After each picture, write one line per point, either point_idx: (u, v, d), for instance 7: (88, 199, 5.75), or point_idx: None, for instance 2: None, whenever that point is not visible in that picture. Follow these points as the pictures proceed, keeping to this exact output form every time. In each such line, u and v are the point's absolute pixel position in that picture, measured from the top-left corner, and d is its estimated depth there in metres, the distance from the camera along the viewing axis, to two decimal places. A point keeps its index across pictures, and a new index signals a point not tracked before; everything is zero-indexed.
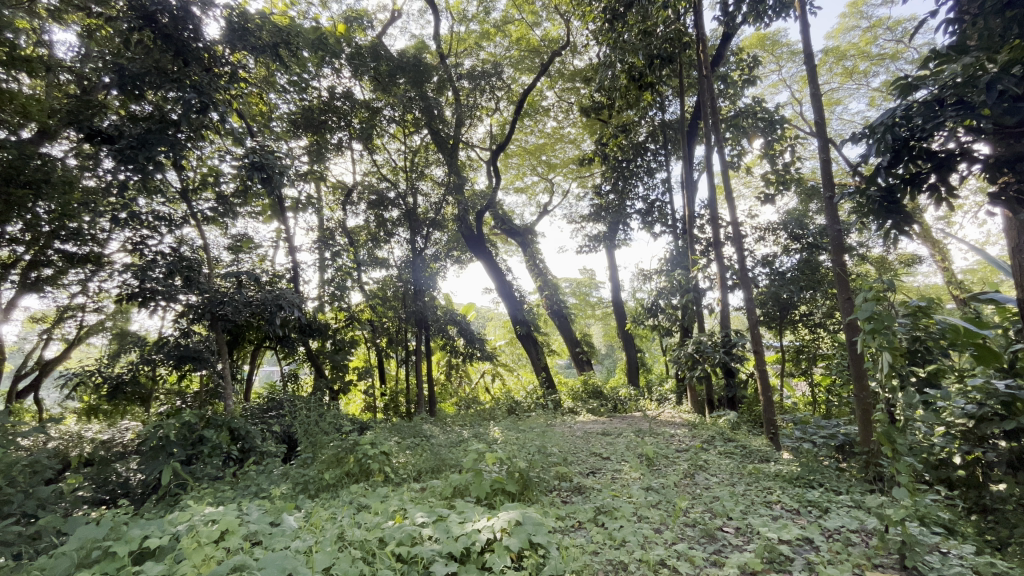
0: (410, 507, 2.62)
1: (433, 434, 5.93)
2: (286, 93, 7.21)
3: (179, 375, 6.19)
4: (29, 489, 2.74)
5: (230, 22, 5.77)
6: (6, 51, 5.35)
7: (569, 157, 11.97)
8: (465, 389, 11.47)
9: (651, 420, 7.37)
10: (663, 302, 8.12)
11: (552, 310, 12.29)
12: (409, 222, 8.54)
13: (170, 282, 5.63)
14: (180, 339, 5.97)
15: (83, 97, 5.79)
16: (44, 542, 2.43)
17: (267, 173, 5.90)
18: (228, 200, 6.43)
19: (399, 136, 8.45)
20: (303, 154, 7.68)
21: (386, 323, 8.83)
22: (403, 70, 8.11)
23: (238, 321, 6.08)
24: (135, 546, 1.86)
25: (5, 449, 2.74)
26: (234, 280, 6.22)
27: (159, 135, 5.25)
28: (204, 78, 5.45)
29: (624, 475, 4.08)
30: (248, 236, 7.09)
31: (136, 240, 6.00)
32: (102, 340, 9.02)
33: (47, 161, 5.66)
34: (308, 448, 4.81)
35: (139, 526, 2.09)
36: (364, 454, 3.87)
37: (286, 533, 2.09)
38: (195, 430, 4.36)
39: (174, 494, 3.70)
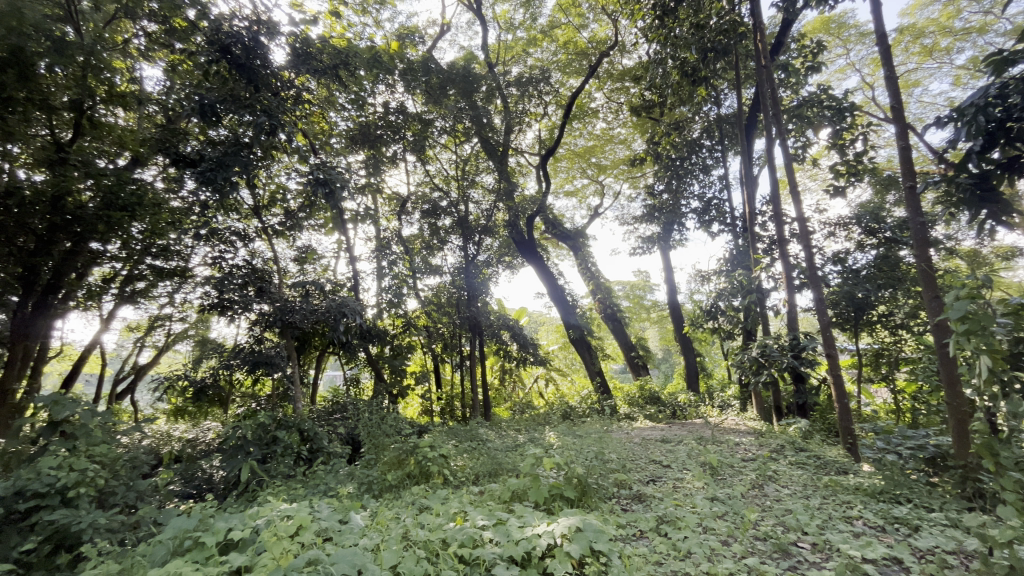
0: (470, 510, 2.65)
1: (490, 437, 6.01)
2: (345, 110, 7.58)
3: (253, 379, 6.62)
4: (130, 482, 3.02)
5: (295, 49, 6.19)
6: (106, 89, 6.10)
7: (619, 158, 11.79)
8: (519, 394, 11.50)
9: (713, 428, 7.06)
10: (724, 304, 7.76)
11: (606, 314, 12.10)
12: (461, 229, 8.73)
13: (245, 292, 6.07)
14: (255, 345, 6.39)
15: (169, 126, 6.39)
16: (143, 530, 2.67)
17: (330, 187, 6.22)
18: (295, 214, 6.85)
19: (450, 146, 8.69)
20: (360, 168, 8.04)
21: (441, 329, 9.05)
22: (453, 81, 8.34)
23: (305, 327, 6.45)
24: (221, 537, 2.00)
25: (111, 445, 3.05)
26: (301, 290, 6.61)
27: (235, 156, 5.70)
28: (273, 102, 5.86)
29: (687, 484, 3.93)
30: (313, 248, 7.50)
31: (215, 254, 6.52)
32: (186, 347, 9.84)
33: (140, 186, 6.32)
34: (371, 449, 5.00)
35: (224, 519, 2.25)
36: (424, 456, 3.99)
37: (353, 532, 2.17)
38: (270, 431, 4.66)
39: (252, 490, 3.97)
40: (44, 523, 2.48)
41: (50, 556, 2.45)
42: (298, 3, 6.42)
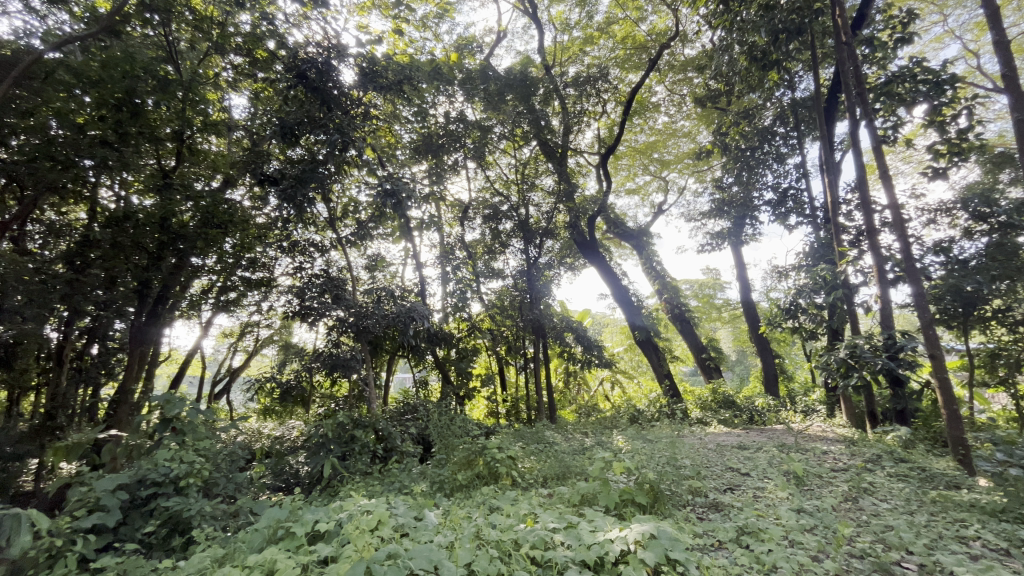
0: (540, 512, 2.65)
1: (556, 440, 5.98)
2: (409, 123, 7.89)
3: (331, 380, 7.05)
4: (230, 475, 3.32)
5: (362, 69, 6.53)
6: (201, 119, 6.77)
7: (684, 152, 11.35)
8: (585, 396, 11.37)
9: (797, 435, 6.57)
10: (805, 301, 7.22)
11: (674, 314, 11.66)
12: (522, 232, 8.80)
13: (323, 300, 6.49)
14: (332, 349, 6.79)
15: (254, 149, 6.99)
16: (242, 519, 2.92)
17: (397, 198, 6.51)
18: (366, 224, 7.22)
19: (510, 151, 8.83)
20: (424, 177, 8.34)
21: (505, 331, 9.13)
22: (511, 87, 8.41)
23: (378, 332, 6.79)
24: (309, 529, 2.15)
25: (213, 440, 3.36)
26: (373, 296, 6.97)
27: (313, 172, 6.19)
28: (345, 120, 6.25)
29: (769, 494, 3.69)
30: (382, 256, 7.87)
31: (296, 265, 7.03)
32: (273, 351, 10.68)
33: (231, 205, 7.06)
34: (441, 449, 5.15)
35: (311, 511, 2.41)
36: (493, 457, 4.05)
37: (427, 529, 2.24)
38: (348, 430, 4.94)
39: (334, 485, 4.22)
40: (161, 509, 2.77)
41: (167, 538, 2.74)
42: (364, 25, 6.79)
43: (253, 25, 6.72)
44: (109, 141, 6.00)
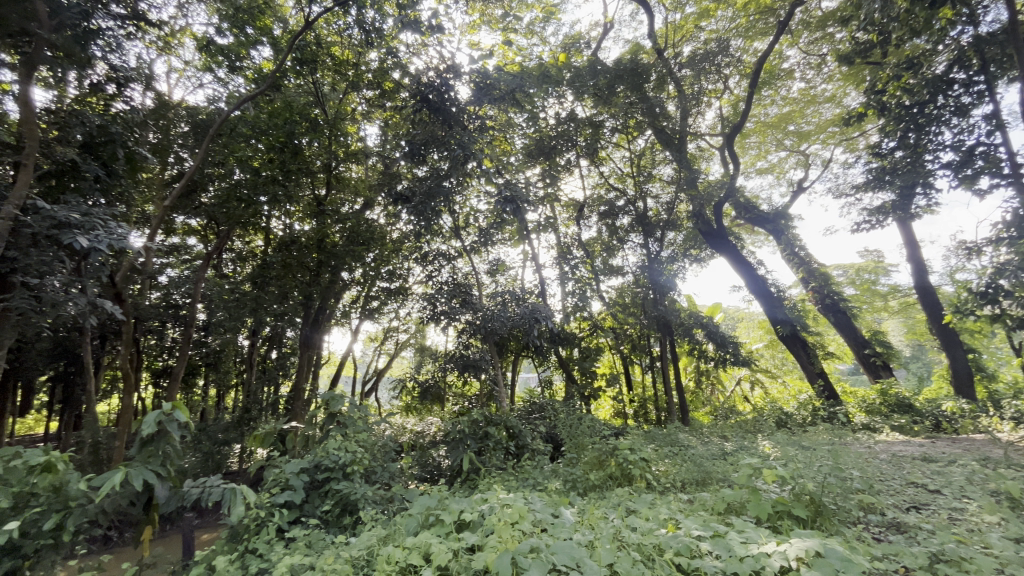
0: (682, 517, 2.51)
1: (692, 443, 5.62)
2: (523, 128, 8.09)
3: (463, 380, 7.51)
4: (384, 465, 3.71)
5: (477, 83, 6.87)
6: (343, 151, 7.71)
7: (828, 120, 9.96)
8: (720, 397, 10.54)
9: (1006, 447, 5.33)
10: (1008, 282, 5.84)
11: (824, 305, 10.26)
12: (642, 226, 8.50)
13: (453, 305, 6.99)
14: (463, 350, 7.24)
15: (390, 174, 7.85)
16: (398, 505, 3.25)
17: (517, 204, 6.77)
18: (487, 230, 7.57)
19: (623, 144, 8.75)
20: (538, 180, 8.49)
21: (628, 330, 8.90)
22: (622, 77, 8.10)
23: (504, 333, 7.10)
24: (455, 518, 2.30)
25: (369, 432, 3.78)
26: (499, 299, 7.31)
27: (440, 187, 6.72)
28: (464, 135, 6.63)
29: (973, 517, 3.04)
30: (502, 260, 8.15)
31: (428, 273, 7.66)
32: (411, 354, 11.74)
33: (371, 225, 7.94)
34: (572, 449, 5.17)
35: (456, 501, 2.56)
36: (625, 459, 3.98)
37: (566, 526, 2.26)
38: (482, 426, 5.20)
39: (473, 478, 4.50)
40: (333, 491, 3.19)
41: (339, 516, 3.13)
42: (475, 42, 7.15)
43: (380, 61, 7.51)
44: (277, 179, 7.07)
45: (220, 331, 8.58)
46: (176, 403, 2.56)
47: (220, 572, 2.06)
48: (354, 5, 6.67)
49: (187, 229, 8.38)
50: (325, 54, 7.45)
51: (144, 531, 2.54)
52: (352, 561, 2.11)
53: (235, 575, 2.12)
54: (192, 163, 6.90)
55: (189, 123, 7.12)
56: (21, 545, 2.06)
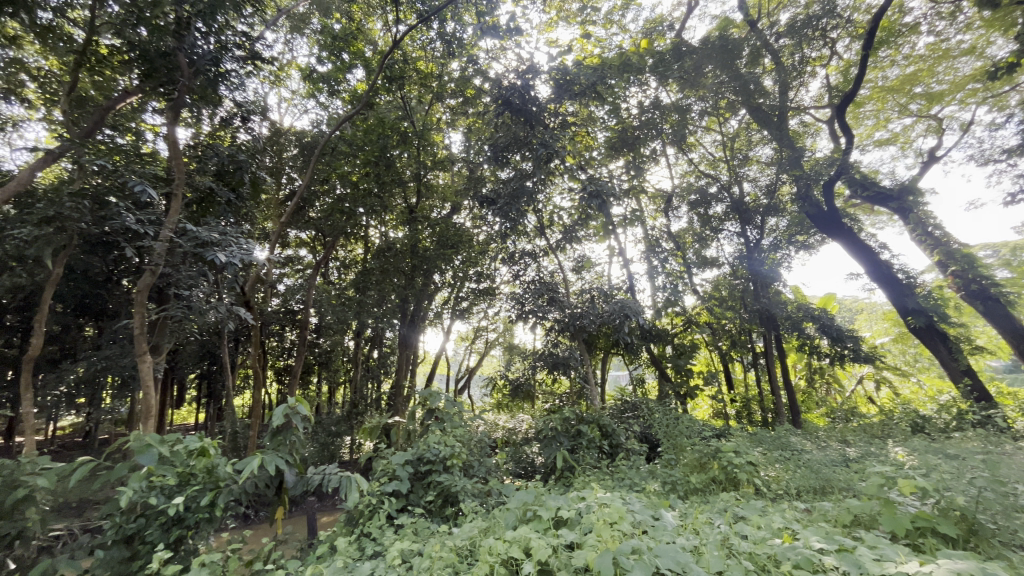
0: (801, 528, 2.29)
1: (806, 448, 5.14)
2: (604, 121, 7.91)
3: (553, 378, 7.53)
4: (480, 459, 3.84)
5: (556, 81, 6.86)
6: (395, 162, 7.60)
7: (966, 76, 8.48)
8: (838, 399, 9.46)
9: None
10: None
11: (969, 292, 8.83)
12: (738, 213, 7.95)
13: (540, 303, 7.02)
14: (552, 348, 7.28)
15: (474, 178, 8.11)
16: (495, 499, 3.34)
17: (602, 198, 6.64)
18: (571, 228, 7.51)
19: (713, 127, 8.23)
20: (623, 172, 8.31)
21: (727, 325, 8.37)
22: (710, 55, 7.57)
23: (593, 330, 7.01)
24: (553, 514, 2.30)
25: (466, 428, 3.94)
26: (587, 296, 7.26)
27: (523, 187, 6.80)
28: (546, 134, 6.68)
29: None
30: (588, 257, 8.04)
31: (516, 272, 7.81)
32: (500, 352, 12.04)
33: (459, 228, 8.25)
34: (670, 450, 4.97)
35: (553, 499, 2.57)
36: (730, 462, 3.75)
37: (669, 529, 2.17)
38: (575, 424, 5.17)
39: (567, 476, 4.50)
40: (436, 483, 3.35)
41: (442, 507, 3.29)
42: (553, 39, 7.14)
43: (462, 70, 7.80)
44: (373, 191, 7.65)
45: (330, 333, 9.44)
46: (299, 398, 2.87)
47: (341, 551, 2.26)
48: (436, 19, 6.95)
49: (299, 242, 9.32)
50: (411, 70, 7.85)
51: (279, 510, 2.85)
52: (457, 550, 2.21)
53: (353, 555, 2.31)
54: (300, 182, 7.65)
55: (297, 146, 7.91)
56: (185, 517, 2.39)
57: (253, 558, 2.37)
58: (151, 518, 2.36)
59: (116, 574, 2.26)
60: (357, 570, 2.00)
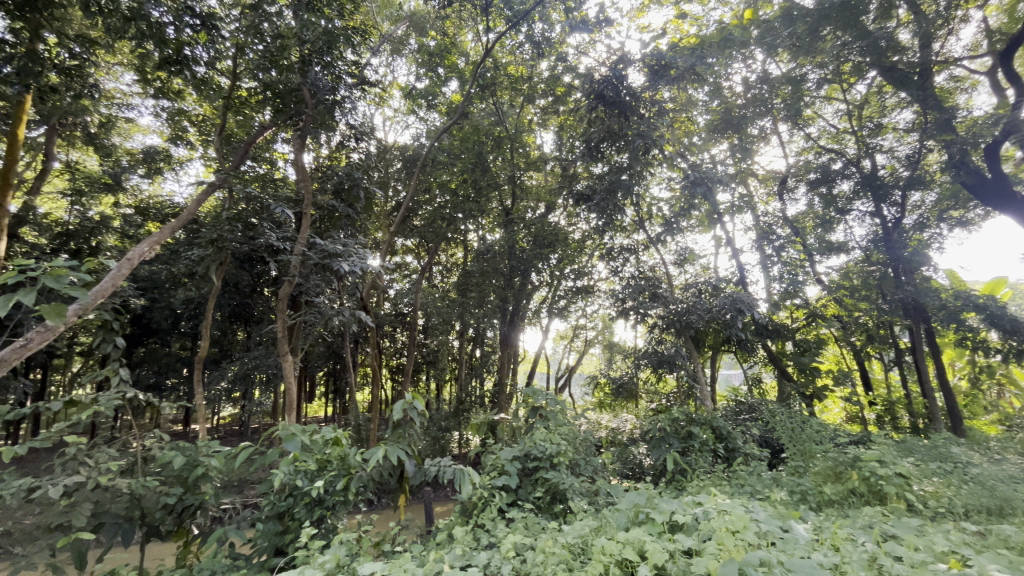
0: (977, 556, 1.93)
1: (974, 460, 4.35)
2: (705, 103, 7.44)
3: (658, 377, 7.26)
4: (586, 458, 3.81)
5: (650, 67, 6.62)
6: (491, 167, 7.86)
7: None
8: (1017, 402, 7.84)
9: None
10: None
11: None
12: (871, 190, 6.96)
13: (642, 299, 6.83)
14: (656, 345, 7.04)
15: (569, 176, 8.12)
16: (604, 499, 3.30)
17: (707, 185, 6.25)
18: (672, 220, 7.15)
19: (835, 96, 7.34)
20: (727, 156, 7.77)
21: (861, 318, 7.42)
22: (829, 15, 6.29)
23: (702, 327, 6.62)
24: (667, 518, 2.20)
25: (570, 426, 3.94)
26: (694, 290, 6.86)
27: (619, 181, 6.66)
28: (642, 126, 6.50)
29: None
30: (691, 248, 7.60)
31: (615, 268, 7.69)
32: (600, 350, 11.88)
33: (554, 227, 8.30)
34: (797, 456, 4.52)
35: (667, 501, 2.45)
36: (873, 473, 3.30)
37: (802, 542, 1.97)
38: (684, 426, 4.89)
39: (678, 479, 4.28)
40: (543, 480, 3.38)
41: (550, 504, 3.32)
42: (645, 25, 6.87)
43: (551, 69, 7.85)
44: (470, 196, 7.95)
45: (436, 334, 10.01)
46: (414, 395, 3.07)
47: (460, 540, 2.38)
48: (524, 23, 7.06)
49: (406, 249, 10.02)
50: (503, 75, 8.03)
51: (401, 498, 3.07)
52: (569, 547, 2.22)
53: (470, 545, 2.42)
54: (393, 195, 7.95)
55: (401, 160, 8.51)
56: (325, 499, 2.68)
57: (382, 541, 2.58)
58: (297, 498, 2.67)
59: (272, 544, 2.59)
60: (475, 559, 2.08)
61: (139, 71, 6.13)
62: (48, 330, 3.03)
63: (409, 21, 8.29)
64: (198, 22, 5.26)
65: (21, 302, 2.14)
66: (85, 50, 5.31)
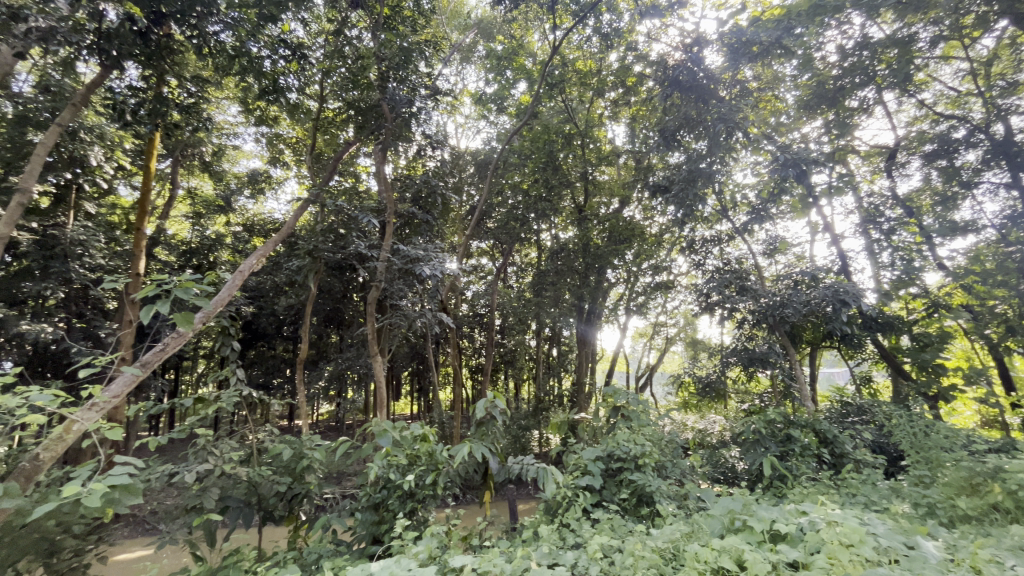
0: None
1: None
2: (793, 78, 6.86)
3: (749, 375, 6.84)
4: (673, 460, 3.68)
5: (730, 45, 6.22)
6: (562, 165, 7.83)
7: None
8: None
9: None
10: None
11: None
12: (1005, 157, 5.96)
13: (729, 293, 6.49)
14: (747, 343, 6.67)
15: (644, 168, 7.90)
16: (694, 503, 3.16)
17: (801, 167, 5.73)
18: (760, 207, 6.66)
19: (954, 54, 6.43)
20: (822, 133, 7.10)
21: (999, 307, 6.20)
22: None
23: (799, 322, 6.10)
24: (767, 527, 2.05)
25: (655, 426, 3.81)
26: (789, 282, 6.33)
27: (698, 169, 6.35)
28: (723, 108, 6.07)
29: None
30: (783, 237, 7.03)
31: (697, 262, 7.34)
32: (682, 347, 11.42)
33: (630, 223, 8.09)
34: (921, 464, 4.02)
35: (766, 509, 2.28)
36: (1021, 486, 2.84)
37: (932, 561, 1.74)
38: (782, 429, 4.52)
39: (777, 485, 3.99)
40: (628, 481, 3.30)
41: (637, 506, 3.24)
42: (722, 2, 6.46)
43: (621, 60, 7.64)
44: (543, 196, 8.00)
45: (513, 333, 10.16)
46: (496, 393, 3.12)
47: (545, 538, 2.39)
48: (591, 16, 6.91)
49: (481, 251, 10.27)
50: (571, 72, 7.95)
51: (485, 494, 3.15)
52: (659, 552, 2.14)
53: (556, 543, 2.43)
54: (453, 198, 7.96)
55: (474, 165, 8.77)
56: (416, 492, 2.81)
57: (470, 535, 2.66)
58: (391, 490, 2.83)
59: (370, 533, 2.77)
60: (561, 558, 2.08)
61: (243, 103, 6.82)
62: (180, 335, 3.44)
63: (478, 28, 8.51)
64: (289, 53, 5.76)
65: (158, 312, 2.48)
66: (197, 89, 6.01)
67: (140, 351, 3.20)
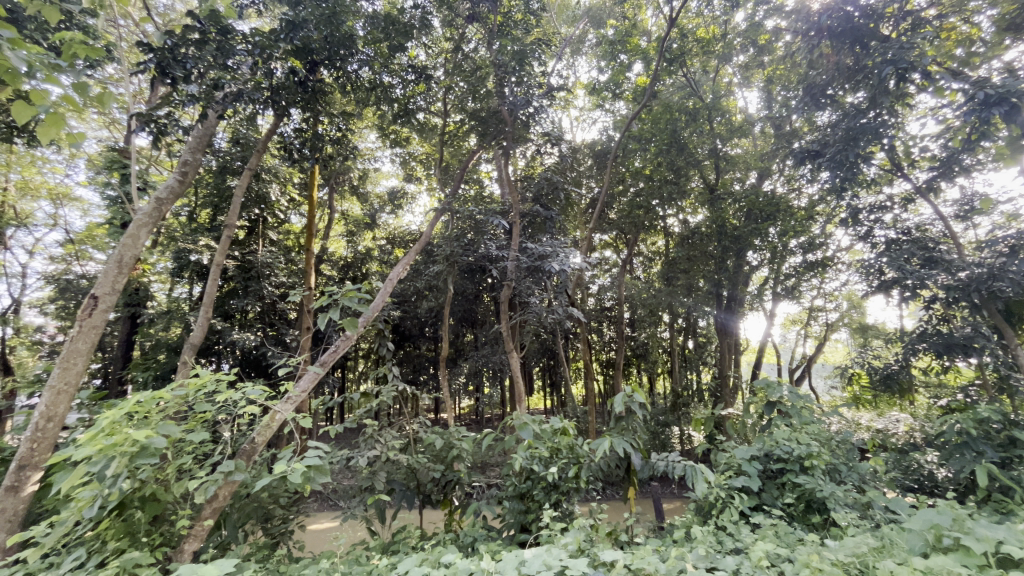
0: None
1: None
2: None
3: (943, 365, 5.73)
4: (848, 463, 3.21)
5: None
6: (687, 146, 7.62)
7: None
8: None
9: None
10: None
11: None
12: None
13: (914, 267, 5.53)
14: (941, 325, 5.68)
15: (784, 135, 7.20)
16: (880, 514, 2.71)
17: (1010, 103, 4.50)
18: (946, 159, 5.51)
19: None
20: None
21: None
22: None
23: (1016, 298, 4.87)
24: (992, 548, 1.67)
25: (821, 424, 3.36)
26: (997, 249, 5.09)
27: (859, 126, 5.44)
28: (893, 47, 5.03)
29: None
30: (983, 194, 5.68)
31: (862, 234, 6.35)
32: (847, 335, 9.95)
33: (773, 197, 7.30)
34: None
35: (987, 527, 1.86)
36: None
37: None
38: (1000, 430, 3.64)
39: (998, 499, 3.23)
40: (793, 484, 2.95)
41: (805, 513, 2.88)
42: None
43: (749, 17, 6.93)
44: (669, 180, 7.72)
45: (644, 325, 9.81)
46: (633, 386, 3.04)
47: (701, 540, 2.25)
48: None
49: (606, 244, 10.10)
50: (692, 42, 7.27)
51: (629, 490, 3.07)
52: (842, 566, 1.86)
53: (714, 547, 2.27)
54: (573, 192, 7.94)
55: (592, 157, 8.70)
56: (560, 484, 2.87)
57: (617, 531, 2.61)
58: (535, 481, 2.91)
59: (519, 521, 2.88)
60: (721, 562, 1.94)
61: (380, 129, 7.62)
62: (346, 338, 3.96)
63: (587, 17, 8.42)
64: (415, 76, 6.33)
65: (330, 318, 2.90)
66: (344, 122, 6.79)
67: (318, 352, 3.76)
